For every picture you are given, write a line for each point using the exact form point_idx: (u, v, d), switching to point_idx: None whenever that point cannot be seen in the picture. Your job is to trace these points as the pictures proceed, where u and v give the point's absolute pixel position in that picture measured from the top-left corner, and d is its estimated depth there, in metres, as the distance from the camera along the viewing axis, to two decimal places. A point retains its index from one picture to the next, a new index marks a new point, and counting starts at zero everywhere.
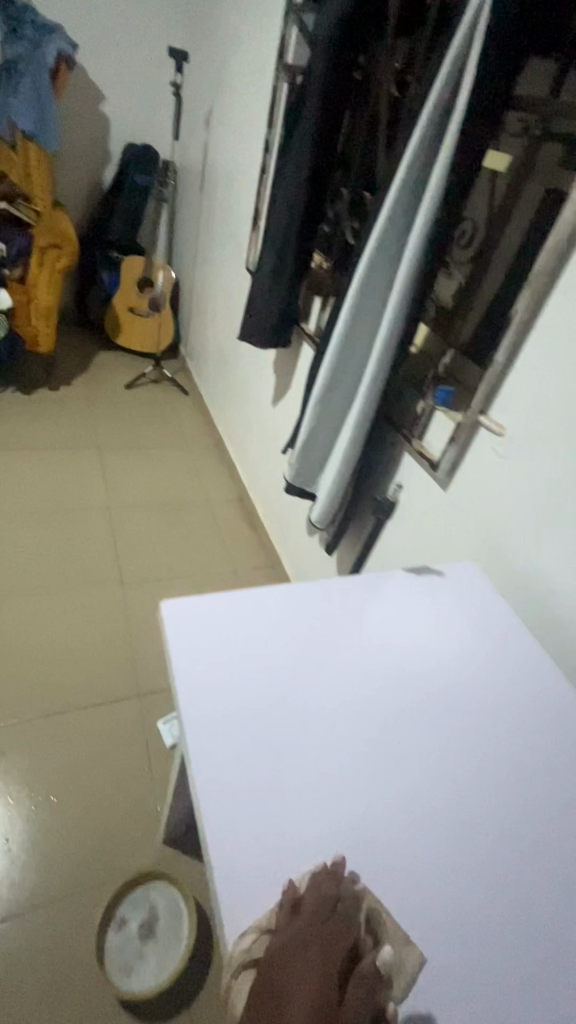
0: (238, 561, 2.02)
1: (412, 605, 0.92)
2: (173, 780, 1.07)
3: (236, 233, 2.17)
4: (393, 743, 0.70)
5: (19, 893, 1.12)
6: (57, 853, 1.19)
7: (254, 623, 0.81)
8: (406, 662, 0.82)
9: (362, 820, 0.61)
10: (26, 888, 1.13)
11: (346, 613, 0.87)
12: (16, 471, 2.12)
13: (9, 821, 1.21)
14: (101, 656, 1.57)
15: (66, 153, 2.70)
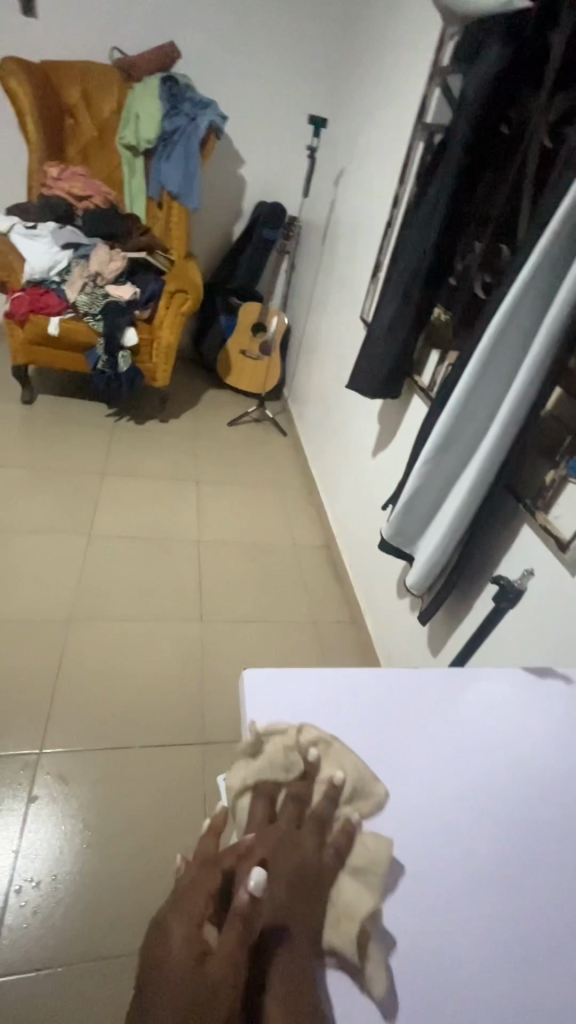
0: (318, 611, 1.94)
1: (521, 709, 0.79)
2: None
3: (354, 284, 2.20)
4: (483, 889, 0.60)
5: (59, 936, 1.07)
6: (102, 901, 1.13)
7: (343, 706, 0.72)
8: (497, 781, 0.70)
9: (432, 962, 0.53)
10: (64, 929, 1.08)
11: (433, 706, 0.76)
12: (119, 494, 2.23)
13: (61, 853, 1.19)
14: (171, 692, 1.55)
15: (203, 210, 2.94)
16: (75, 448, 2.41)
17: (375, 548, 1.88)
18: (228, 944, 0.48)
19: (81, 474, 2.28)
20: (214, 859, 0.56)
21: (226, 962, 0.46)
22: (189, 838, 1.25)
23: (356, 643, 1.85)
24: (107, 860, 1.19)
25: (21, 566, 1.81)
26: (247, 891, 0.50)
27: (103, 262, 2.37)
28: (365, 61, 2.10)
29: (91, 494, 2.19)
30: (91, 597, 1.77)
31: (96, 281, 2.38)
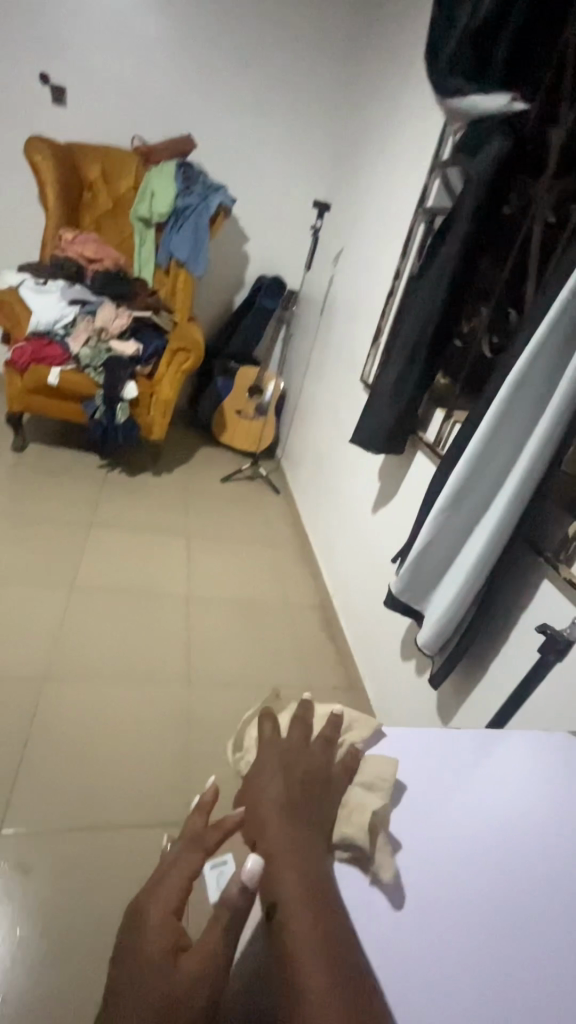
0: (313, 675, 1.81)
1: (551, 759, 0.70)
2: None
3: (353, 349, 2.27)
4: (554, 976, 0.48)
5: None
6: None
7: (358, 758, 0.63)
8: (546, 858, 0.58)
9: None
10: None
11: (464, 769, 0.66)
12: (106, 544, 2.14)
13: (11, 963, 0.99)
14: (151, 763, 1.39)
15: (208, 280, 3.11)
16: (63, 496, 2.33)
17: (375, 607, 1.80)
18: (208, 941, 0.47)
19: (68, 522, 2.19)
20: (198, 837, 0.56)
21: (201, 960, 0.46)
22: None
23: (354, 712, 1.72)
24: (68, 970, 0.99)
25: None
26: (238, 883, 0.49)
27: (109, 318, 2.44)
28: (366, 158, 2.31)
29: (77, 543, 2.09)
30: (69, 653, 1.62)
31: (100, 335, 2.43)
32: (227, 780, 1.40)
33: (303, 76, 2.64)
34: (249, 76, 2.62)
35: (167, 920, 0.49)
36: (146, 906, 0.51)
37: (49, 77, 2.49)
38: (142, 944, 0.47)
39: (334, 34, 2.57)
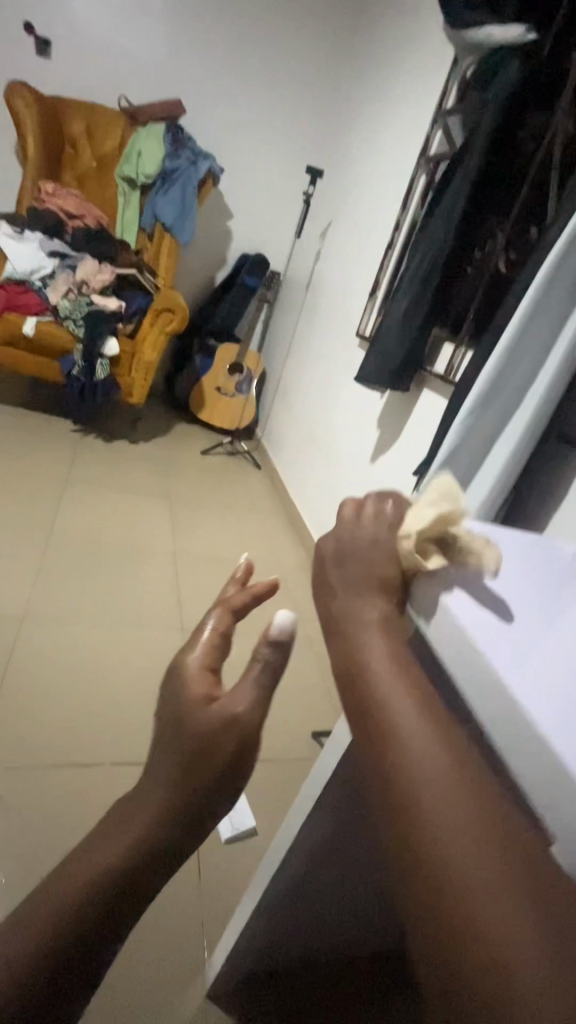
0: (310, 631, 1.71)
1: None
2: (260, 869, 0.71)
3: (343, 312, 2.26)
4: None
5: None
6: None
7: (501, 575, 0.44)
8: None
9: None
10: None
11: (546, 585, 0.46)
12: (84, 500, 1.99)
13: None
14: (147, 706, 1.24)
15: (190, 253, 3.05)
16: (35, 454, 2.16)
17: None
18: (242, 696, 0.34)
19: (40, 477, 2.02)
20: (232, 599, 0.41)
21: (239, 711, 0.34)
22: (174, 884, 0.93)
23: None
24: None
25: None
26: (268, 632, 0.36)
27: (90, 271, 2.32)
28: (358, 130, 2.35)
29: (53, 496, 1.93)
30: (50, 597, 1.47)
31: (81, 289, 2.32)
32: None
33: (292, 55, 2.69)
34: (239, 50, 2.64)
35: (192, 682, 0.36)
36: (174, 670, 0.38)
37: (35, 28, 2.42)
38: (176, 698, 0.36)
39: (323, 17, 2.64)
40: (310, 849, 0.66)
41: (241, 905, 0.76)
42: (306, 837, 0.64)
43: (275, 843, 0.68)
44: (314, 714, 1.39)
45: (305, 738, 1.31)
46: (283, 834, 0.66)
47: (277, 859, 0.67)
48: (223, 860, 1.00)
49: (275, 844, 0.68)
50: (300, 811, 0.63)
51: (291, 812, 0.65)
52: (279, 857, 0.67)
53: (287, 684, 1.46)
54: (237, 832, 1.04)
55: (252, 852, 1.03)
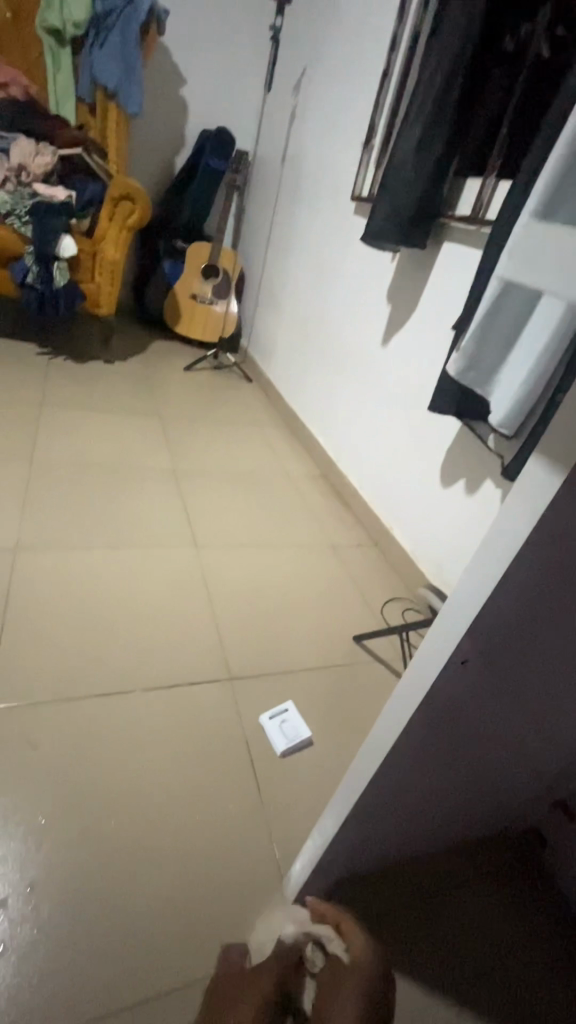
0: (334, 539, 1.58)
1: None
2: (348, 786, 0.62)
3: (329, 180, 1.96)
4: None
5: (43, 974, 0.63)
6: (108, 910, 0.69)
7: None
8: None
9: None
10: (51, 962, 0.64)
11: None
12: (65, 425, 1.76)
13: (32, 842, 0.74)
14: (171, 626, 1.13)
15: (141, 135, 2.63)
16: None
17: (392, 450, 1.57)
18: None
19: (12, 403, 1.79)
20: None
21: None
22: (235, 802, 0.85)
23: (385, 568, 1.52)
24: (116, 848, 0.76)
25: None
26: None
27: (27, 153, 1.95)
28: None
29: (30, 423, 1.70)
30: (43, 527, 1.30)
31: (20, 176, 1.95)
32: (264, 638, 1.16)
33: None
34: None
35: None
36: None
37: None
38: None
39: None
40: (422, 732, 0.54)
41: (333, 805, 0.66)
42: (419, 725, 0.53)
43: (378, 730, 0.56)
44: (352, 619, 1.29)
45: (346, 643, 1.22)
46: (389, 717, 0.55)
47: (382, 751, 0.55)
48: (283, 770, 0.92)
49: (377, 733, 0.56)
50: (414, 688, 0.50)
51: (400, 688, 0.53)
52: (385, 750, 0.55)
53: (317, 592, 1.35)
54: (292, 742, 0.95)
55: (312, 761, 0.94)
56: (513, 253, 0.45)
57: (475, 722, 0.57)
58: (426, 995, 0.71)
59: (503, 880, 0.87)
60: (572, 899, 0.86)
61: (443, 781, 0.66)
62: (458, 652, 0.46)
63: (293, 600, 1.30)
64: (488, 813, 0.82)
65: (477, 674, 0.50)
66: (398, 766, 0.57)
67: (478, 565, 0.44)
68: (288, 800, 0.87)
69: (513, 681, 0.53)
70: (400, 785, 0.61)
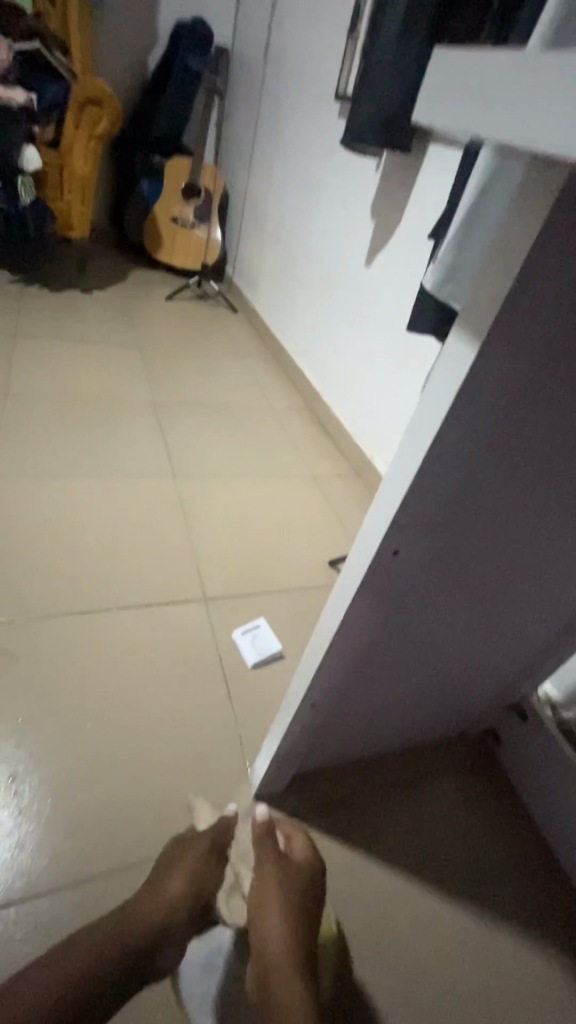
0: (315, 470, 1.58)
1: None
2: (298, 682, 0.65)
3: (311, 78, 1.79)
4: None
5: (23, 848, 0.69)
6: (84, 797, 0.75)
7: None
8: None
9: None
10: (30, 839, 0.70)
11: None
12: (39, 355, 1.71)
13: (11, 740, 0.79)
14: (148, 551, 1.15)
15: (107, 33, 2.40)
16: None
17: (374, 378, 1.53)
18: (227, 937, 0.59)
19: None
20: None
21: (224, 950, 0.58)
22: (207, 708, 0.90)
23: (365, 497, 1.53)
24: (92, 746, 0.81)
25: None
26: None
27: None
28: None
29: (3, 354, 1.65)
30: (19, 455, 1.29)
31: None
32: (240, 562, 1.19)
33: None
34: None
35: None
36: None
37: None
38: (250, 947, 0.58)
39: None
40: (364, 625, 0.56)
41: (285, 703, 0.69)
42: (359, 619, 0.55)
43: (322, 624, 0.59)
44: (328, 545, 1.31)
45: (322, 567, 1.24)
46: (332, 610, 0.56)
47: (325, 642, 0.58)
48: (254, 680, 0.96)
49: (322, 628, 0.59)
50: (351, 578, 0.52)
51: (341, 582, 0.55)
52: (328, 641, 0.57)
53: (295, 519, 1.36)
54: (264, 655, 1.00)
55: (283, 672, 0.99)
56: (419, 100, 0.36)
57: (416, 615, 0.60)
58: (373, 866, 0.79)
59: (455, 771, 0.94)
60: (523, 792, 0.92)
61: (391, 678, 0.69)
62: (390, 537, 0.47)
63: (271, 527, 1.31)
64: (440, 710, 0.88)
65: (410, 566, 0.52)
66: (342, 660, 0.61)
67: (407, 448, 0.44)
68: (258, 706, 0.93)
69: (447, 573, 0.55)
70: (347, 681, 0.64)
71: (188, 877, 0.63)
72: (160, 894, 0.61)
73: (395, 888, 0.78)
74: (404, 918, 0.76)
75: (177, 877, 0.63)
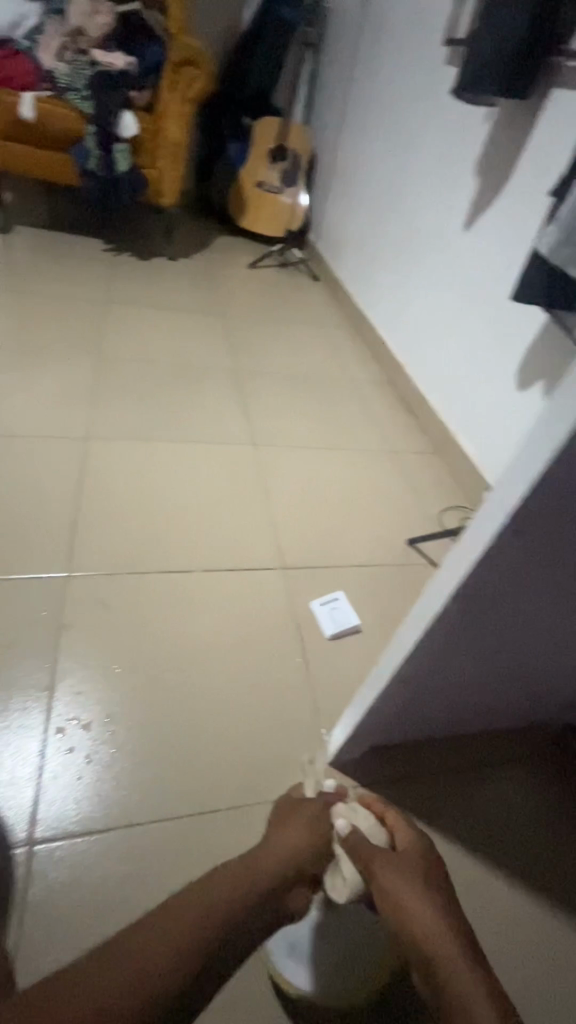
0: (395, 445, 1.54)
1: None
2: (386, 661, 0.65)
3: (418, 24, 1.67)
4: None
5: (118, 780, 0.75)
6: (171, 741, 0.81)
7: None
8: None
9: None
10: (123, 774, 0.76)
11: None
12: (130, 321, 1.76)
13: (105, 683, 0.85)
14: (230, 517, 1.17)
15: None
16: (66, 276, 1.90)
17: (466, 351, 1.46)
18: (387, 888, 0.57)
19: (80, 299, 1.80)
20: None
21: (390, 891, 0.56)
22: (284, 672, 0.92)
23: (446, 476, 1.48)
24: (178, 696, 0.86)
25: (18, 384, 1.39)
26: None
27: (84, 15, 1.81)
28: None
29: (97, 320, 1.72)
30: (111, 418, 1.36)
31: (77, 42, 1.82)
32: (318, 533, 1.20)
33: None
34: None
35: None
36: None
37: None
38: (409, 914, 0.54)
39: None
40: (466, 610, 0.55)
41: (371, 680, 0.69)
42: (462, 606, 0.54)
43: (421, 605, 0.58)
44: (407, 523, 1.29)
45: (400, 545, 1.22)
46: (433, 591, 0.55)
47: (424, 623, 0.57)
48: (330, 651, 0.98)
49: (421, 608, 0.58)
50: (461, 561, 0.51)
51: (447, 563, 0.53)
52: (426, 622, 0.57)
53: (374, 494, 1.34)
54: (341, 626, 1.00)
55: (358, 646, 1.00)
56: None
57: (520, 606, 0.57)
58: (449, 849, 0.78)
59: (533, 765, 0.92)
60: None
61: (481, 666, 0.68)
62: (512, 524, 0.45)
63: (350, 501, 1.30)
64: (524, 702, 0.85)
65: (527, 555, 0.50)
66: (438, 645, 0.60)
67: (542, 431, 0.41)
68: (333, 676, 0.94)
69: (564, 564, 0.52)
70: (438, 664, 0.64)
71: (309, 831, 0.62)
72: (278, 846, 0.59)
73: (471, 875, 0.77)
74: (480, 905, 0.75)
75: (296, 830, 0.62)
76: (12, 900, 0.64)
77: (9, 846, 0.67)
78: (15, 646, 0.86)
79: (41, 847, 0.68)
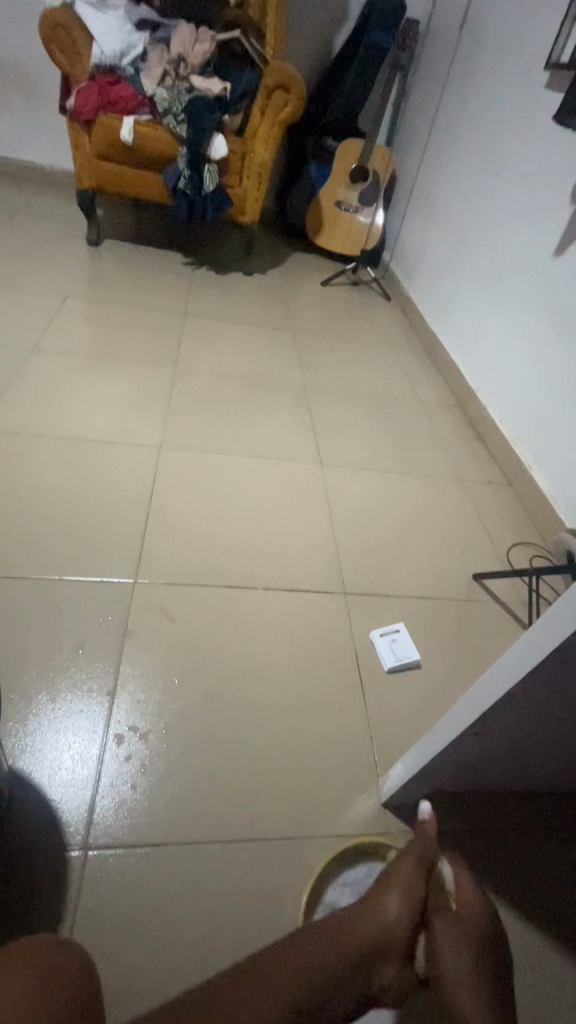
0: (464, 474, 1.49)
1: None
2: (460, 712, 0.62)
3: (517, 49, 1.64)
4: None
5: (171, 792, 0.76)
6: (223, 760, 0.80)
7: None
8: None
9: None
10: (177, 787, 0.76)
11: None
12: (205, 335, 1.81)
13: (164, 692, 0.86)
14: (294, 536, 1.17)
15: (300, 14, 2.41)
16: (149, 289, 1.98)
17: (548, 382, 1.39)
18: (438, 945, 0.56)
19: (160, 311, 1.88)
20: None
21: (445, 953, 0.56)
22: (341, 702, 0.90)
23: (517, 509, 1.42)
24: (231, 713, 0.85)
25: (98, 390, 1.45)
26: None
27: (187, 43, 1.90)
28: None
29: (175, 332, 1.78)
30: (183, 429, 1.39)
31: (178, 69, 1.91)
32: (381, 560, 1.17)
33: None
34: None
35: None
36: None
37: None
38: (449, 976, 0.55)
39: None
40: (560, 670, 0.51)
41: (442, 724, 0.66)
42: (551, 667, 0.51)
43: (508, 658, 0.54)
44: (474, 557, 1.24)
45: (466, 579, 1.18)
46: (526, 646, 0.52)
47: (511, 677, 0.54)
48: (388, 683, 0.95)
49: (508, 661, 0.54)
50: (562, 620, 0.47)
51: (543, 619, 0.50)
52: (513, 676, 0.53)
53: (440, 524, 1.30)
54: (400, 659, 0.97)
55: (418, 681, 0.96)
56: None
57: None
58: (514, 919, 0.72)
59: None
60: None
61: (558, 726, 0.63)
62: None
63: (414, 529, 1.27)
64: None
65: None
66: (515, 702, 0.56)
67: None
68: (390, 712, 0.91)
69: None
70: (518, 718, 0.60)
71: (405, 897, 0.59)
72: (375, 908, 0.59)
73: (540, 952, 0.70)
74: (555, 991, 0.67)
75: (393, 896, 0.59)
76: (65, 903, 0.65)
77: (66, 848, 0.68)
78: (82, 647, 0.89)
79: (94, 854, 0.68)
